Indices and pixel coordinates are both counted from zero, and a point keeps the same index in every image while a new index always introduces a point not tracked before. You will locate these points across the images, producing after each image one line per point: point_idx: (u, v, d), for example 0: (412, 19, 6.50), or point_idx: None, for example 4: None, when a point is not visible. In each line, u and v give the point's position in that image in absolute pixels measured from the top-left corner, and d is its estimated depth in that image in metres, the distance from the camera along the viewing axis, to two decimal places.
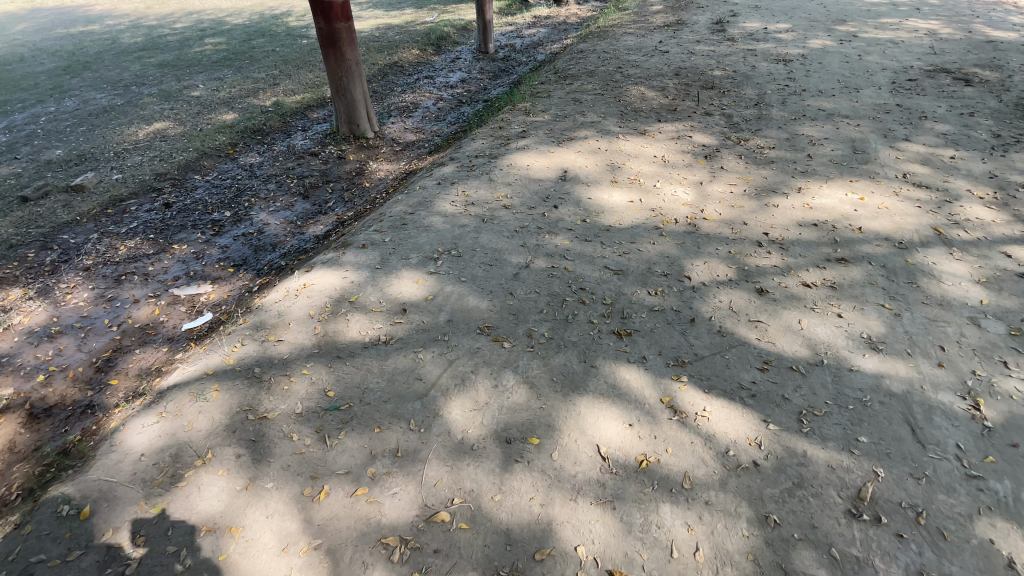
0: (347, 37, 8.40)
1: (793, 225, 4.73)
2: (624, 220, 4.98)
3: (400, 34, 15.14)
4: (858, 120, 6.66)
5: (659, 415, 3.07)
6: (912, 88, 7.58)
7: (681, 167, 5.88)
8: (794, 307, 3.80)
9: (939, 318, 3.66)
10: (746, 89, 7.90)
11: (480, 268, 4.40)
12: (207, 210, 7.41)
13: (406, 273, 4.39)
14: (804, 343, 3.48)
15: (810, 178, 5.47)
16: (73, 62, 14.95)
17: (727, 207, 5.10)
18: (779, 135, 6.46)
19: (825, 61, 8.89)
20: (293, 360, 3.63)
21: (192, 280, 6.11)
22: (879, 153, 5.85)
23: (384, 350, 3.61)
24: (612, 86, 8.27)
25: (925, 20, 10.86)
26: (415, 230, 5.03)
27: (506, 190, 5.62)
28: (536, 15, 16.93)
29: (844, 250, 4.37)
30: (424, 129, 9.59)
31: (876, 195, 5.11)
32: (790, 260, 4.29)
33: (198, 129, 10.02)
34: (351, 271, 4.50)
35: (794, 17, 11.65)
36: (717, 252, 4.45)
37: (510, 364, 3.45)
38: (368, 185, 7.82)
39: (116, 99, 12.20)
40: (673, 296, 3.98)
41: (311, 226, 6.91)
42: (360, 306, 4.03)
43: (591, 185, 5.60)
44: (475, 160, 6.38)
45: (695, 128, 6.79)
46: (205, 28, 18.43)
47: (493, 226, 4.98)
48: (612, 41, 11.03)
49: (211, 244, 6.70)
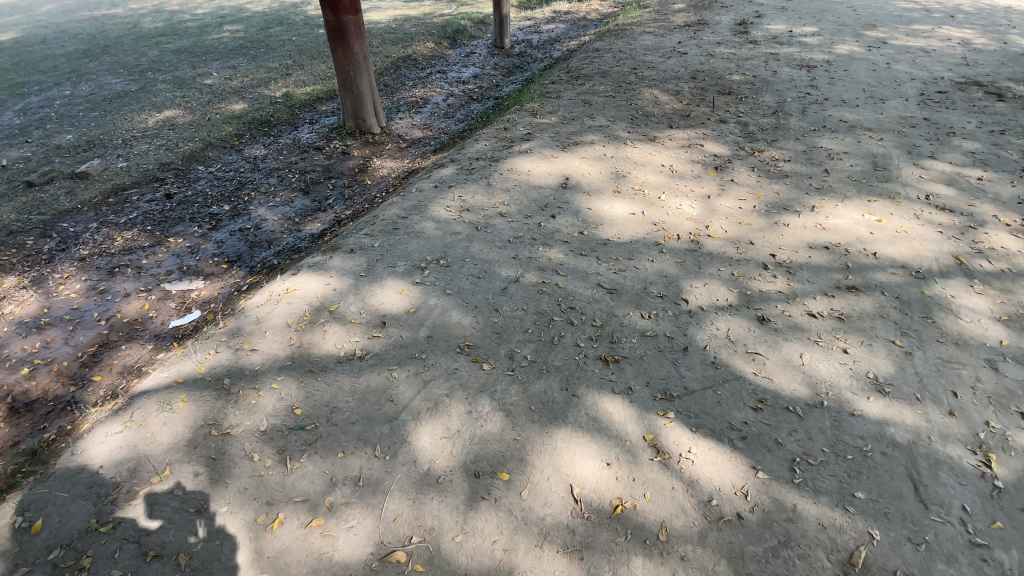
0: (355, 30, 8.21)
1: (802, 247, 4.46)
2: (623, 235, 4.77)
3: (416, 26, 14.96)
4: (881, 133, 6.31)
5: (640, 454, 2.87)
6: (941, 101, 7.18)
7: (689, 178, 5.61)
8: (797, 340, 3.54)
9: (954, 359, 3.39)
10: (764, 95, 7.56)
11: (467, 280, 4.21)
12: (207, 202, 7.35)
13: (390, 282, 4.23)
14: (804, 381, 3.24)
15: (825, 195, 5.17)
16: (93, 46, 15.05)
17: (734, 223, 4.84)
18: (796, 146, 6.15)
19: (851, 68, 8.48)
20: (265, 372, 3.50)
21: (184, 276, 6.04)
22: (901, 171, 5.52)
23: (358, 366, 3.46)
24: (625, 88, 7.99)
25: (960, 28, 10.34)
26: (406, 236, 4.87)
27: (504, 196, 5.42)
28: (555, 9, 16.58)
29: (855, 277, 4.09)
30: (432, 126, 9.42)
31: (895, 217, 4.80)
32: (796, 286, 4.03)
33: (207, 119, 9.98)
34: (335, 277, 4.36)
35: (822, 20, 11.19)
36: (718, 274, 4.21)
37: (487, 388, 3.25)
38: (370, 183, 7.69)
39: (131, 84, 12.24)
40: (668, 320, 3.75)
41: (309, 223, 6.81)
42: (340, 316, 3.89)
43: (593, 194, 5.38)
44: (476, 162, 6.19)
45: (707, 136, 6.50)
46: (225, 15, 18.45)
47: (486, 235, 4.80)
48: (630, 40, 10.71)
49: (207, 239, 6.63)
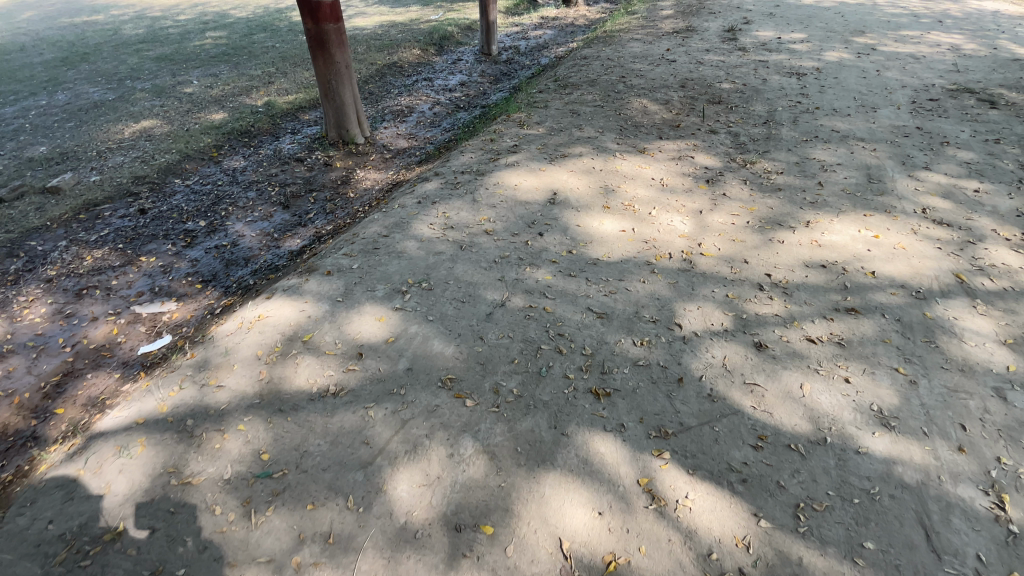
0: (336, 38, 7.98)
1: (798, 265, 4.30)
2: (613, 253, 4.58)
3: (402, 32, 14.75)
4: (874, 144, 6.20)
5: (634, 501, 2.66)
6: (933, 109, 7.09)
7: (680, 192, 5.45)
8: (796, 368, 3.37)
9: (960, 388, 3.24)
10: (755, 104, 7.44)
11: (450, 305, 3.99)
12: (183, 218, 7.07)
13: (369, 308, 4.00)
14: (805, 415, 3.07)
15: (819, 210, 5.03)
16: (71, 53, 14.68)
17: (727, 241, 4.68)
18: (788, 158, 6.01)
19: (841, 76, 8.40)
20: (231, 412, 3.28)
21: (156, 297, 5.77)
22: (895, 184, 5.39)
23: (331, 404, 3.23)
24: (614, 97, 7.84)
25: (948, 34, 10.32)
26: (387, 256, 4.64)
27: (490, 213, 5.22)
28: (542, 15, 16.46)
29: (854, 297, 3.94)
30: (417, 136, 9.21)
31: (892, 233, 4.66)
32: (794, 308, 3.87)
33: (185, 129, 9.68)
34: (310, 303, 4.13)
35: (810, 26, 11.14)
36: (713, 296, 4.03)
37: (470, 428, 3.04)
38: (353, 195, 7.46)
39: (108, 93, 11.91)
40: (661, 348, 3.56)
41: (288, 239, 6.56)
42: (314, 347, 3.66)
43: (581, 210, 5.20)
44: (461, 176, 5.98)
45: (698, 147, 6.36)
46: (207, 21, 18.12)
47: (471, 255, 4.59)
48: (618, 47, 10.57)
49: (181, 257, 6.36)
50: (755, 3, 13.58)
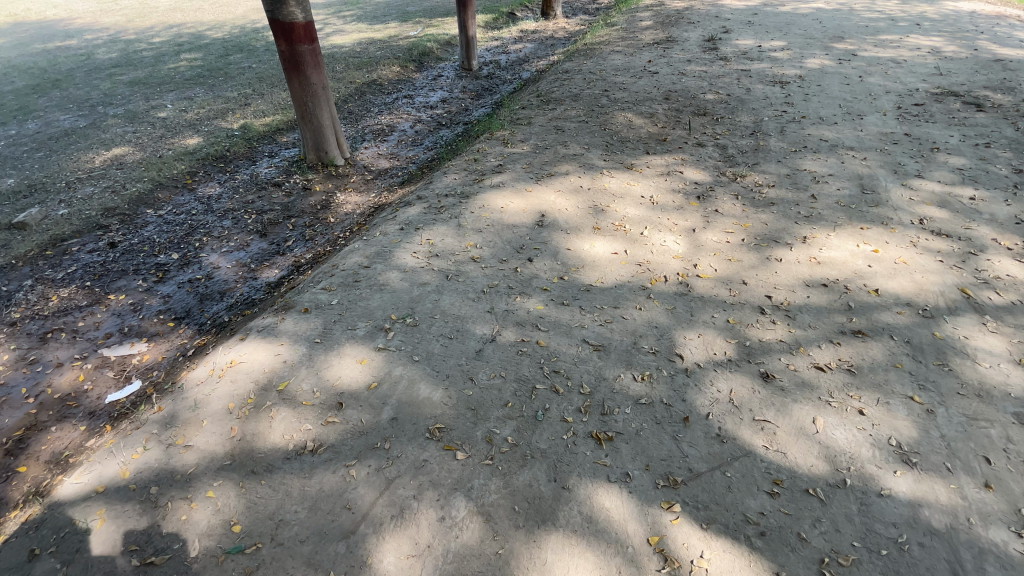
0: (311, 59, 7.75)
1: (799, 285, 4.14)
2: (607, 278, 4.38)
3: (381, 49, 14.57)
4: (864, 152, 6.11)
5: (644, 564, 2.44)
6: (920, 114, 7.05)
7: (671, 210, 5.28)
8: (807, 401, 3.18)
9: (979, 416, 3.07)
10: (741, 115, 7.35)
11: (437, 342, 3.74)
12: (154, 250, 6.75)
13: (350, 349, 3.74)
14: (821, 454, 2.87)
15: (815, 224, 4.89)
16: (42, 80, 14.28)
17: (723, 260, 4.51)
18: (779, 170, 5.89)
19: (824, 83, 8.36)
20: (200, 477, 3.00)
21: (126, 338, 5.44)
22: (890, 194, 5.28)
23: (310, 464, 2.98)
24: (598, 111, 7.70)
25: (927, 36, 10.38)
26: (368, 289, 4.38)
27: (476, 238, 5.00)
28: (522, 29, 16.41)
29: (859, 319, 3.78)
30: (399, 155, 9.00)
31: (891, 246, 4.53)
32: (798, 333, 3.69)
33: (158, 156, 9.35)
34: (286, 347, 3.85)
35: (790, 33, 11.18)
36: (713, 322, 3.84)
37: (462, 485, 2.79)
38: (333, 220, 7.20)
39: (79, 120, 11.54)
40: (663, 383, 3.35)
41: (266, 270, 6.29)
42: (290, 397, 3.39)
43: (571, 232, 5.01)
44: (445, 200, 5.76)
45: (686, 162, 6.21)
46: (183, 43, 17.80)
47: (457, 285, 4.36)
48: (599, 59, 10.50)
49: (152, 293, 6.04)
50: (733, 11, 13.66)
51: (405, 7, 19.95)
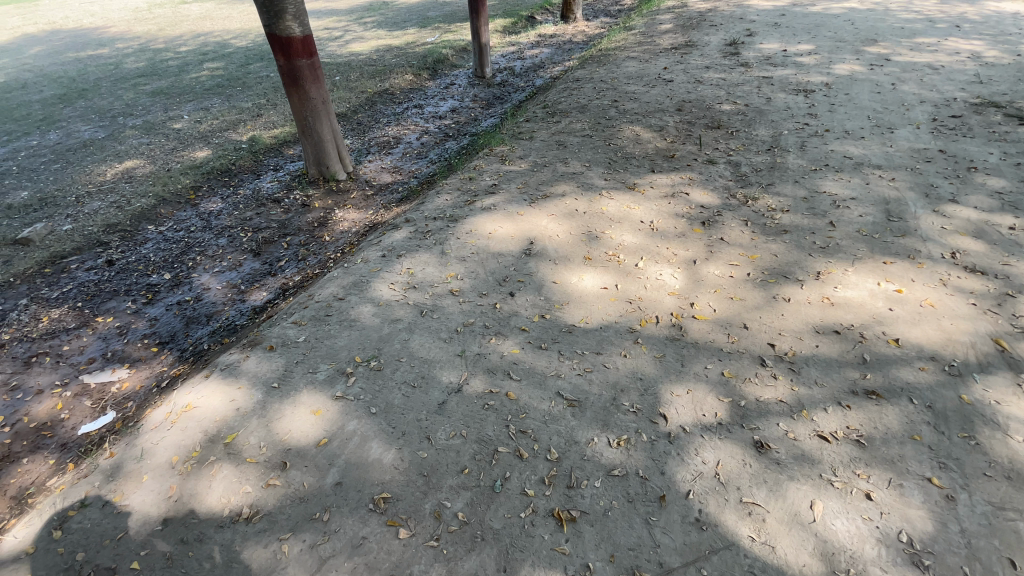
0: (310, 73, 7.59)
1: (807, 331, 3.69)
2: (593, 317, 4.02)
3: (396, 57, 14.45)
4: (892, 172, 5.55)
5: None
6: (957, 128, 6.42)
7: (671, 237, 4.86)
8: (805, 479, 2.77)
9: (1008, 506, 2.61)
10: (758, 128, 6.83)
11: (399, 391, 3.44)
12: (148, 270, 6.71)
13: (306, 397, 3.49)
14: (816, 550, 2.48)
15: (831, 257, 4.40)
16: (71, 90, 14.68)
17: (723, 299, 4.08)
18: (795, 192, 5.39)
19: (852, 92, 7.74)
20: (130, 543, 2.79)
21: (107, 364, 5.37)
22: (919, 221, 4.74)
23: (242, 537, 2.74)
24: (604, 124, 7.32)
25: (969, 39, 9.59)
26: (338, 326, 4.13)
27: (458, 268, 4.70)
28: (540, 33, 16.04)
29: (874, 375, 3.32)
30: (402, 169, 8.80)
31: (917, 285, 4.02)
32: (801, 392, 3.26)
33: (166, 170, 9.39)
34: (242, 392, 3.64)
35: (818, 36, 10.52)
36: (705, 374, 3.43)
37: (400, 571, 2.50)
38: (328, 239, 7.02)
39: (99, 131, 11.76)
40: (641, 450, 2.97)
41: (254, 292, 6.15)
42: (236, 451, 3.18)
43: (559, 262, 4.66)
44: (432, 223, 5.48)
45: (693, 181, 5.77)
46: (207, 52, 18.12)
47: (430, 322, 4.06)
48: (612, 67, 10.07)
49: (139, 315, 5.99)
50: (758, 12, 12.99)
51: (426, 12, 19.87)
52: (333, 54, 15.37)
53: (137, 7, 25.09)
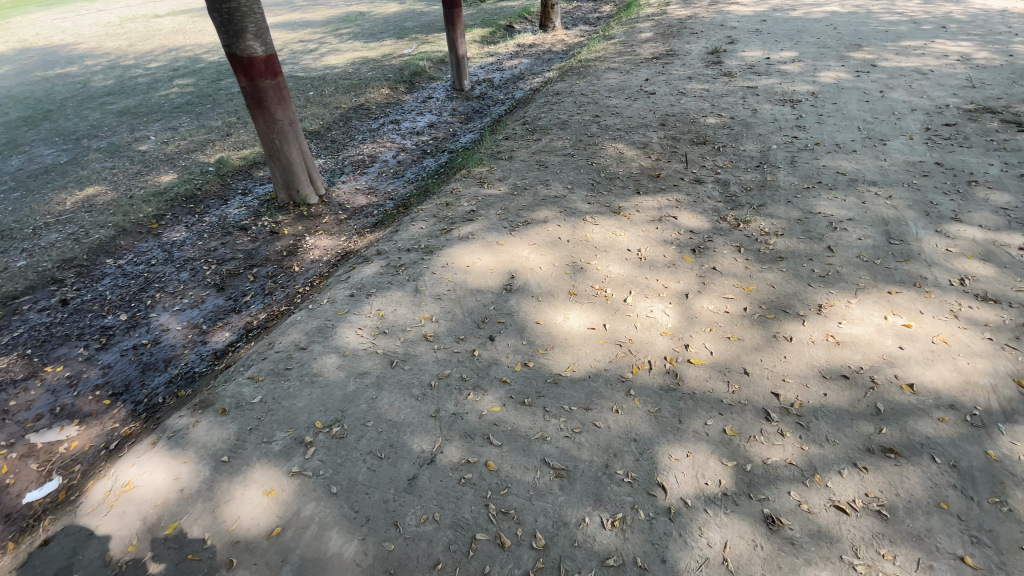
0: (276, 95, 7.17)
1: (813, 377, 3.38)
2: (580, 364, 3.66)
3: (372, 70, 14.06)
4: (888, 188, 5.30)
5: None
6: (951, 138, 6.21)
7: (661, 267, 4.54)
8: (824, 564, 2.45)
9: None
10: (746, 142, 6.58)
11: (364, 465, 3.06)
12: (104, 310, 6.23)
13: (259, 474, 3.10)
14: None
15: (832, 287, 4.11)
16: (34, 111, 14.06)
17: (720, 339, 3.76)
18: (789, 213, 5.11)
19: (840, 101, 7.53)
20: None
21: (55, 421, 4.86)
22: (922, 243, 4.48)
23: None
24: (586, 141, 7.01)
25: (953, 42, 9.47)
26: (299, 383, 3.72)
27: (433, 308, 4.32)
28: (520, 43, 15.77)
29: (890, 430, 3.02)
30: (378, 190, 8.41)
31: (927, 318, 3.74)
32: (812, 452, 2.94)
33: (129, 196, 8.88)
34: (189, 467, 3.23)
35: (801, 42, 10.36)
36: (705, 433, 3.09)
37: None
38: (297, 270, 6.61)
39: (61, 155, 11.19)
40: (639, 532, 2.62)
41: (217, 332, 5.71)
42: (178, 547, 2.79)
43: (542, 299, 4.31)
44: (406, 256, 5.10)
45: (681, 204, 5.46)
46: (179, 68, 17.56)
47: (401, 375, 3.66)
48: (593, 78, 9.80)
49: (92, 362, 5.50)
50: (739, 18, 12.84)
51: (403, 23, 19.53)
52: (308, 68, 14.93)
53: (108, 21, 24.40)
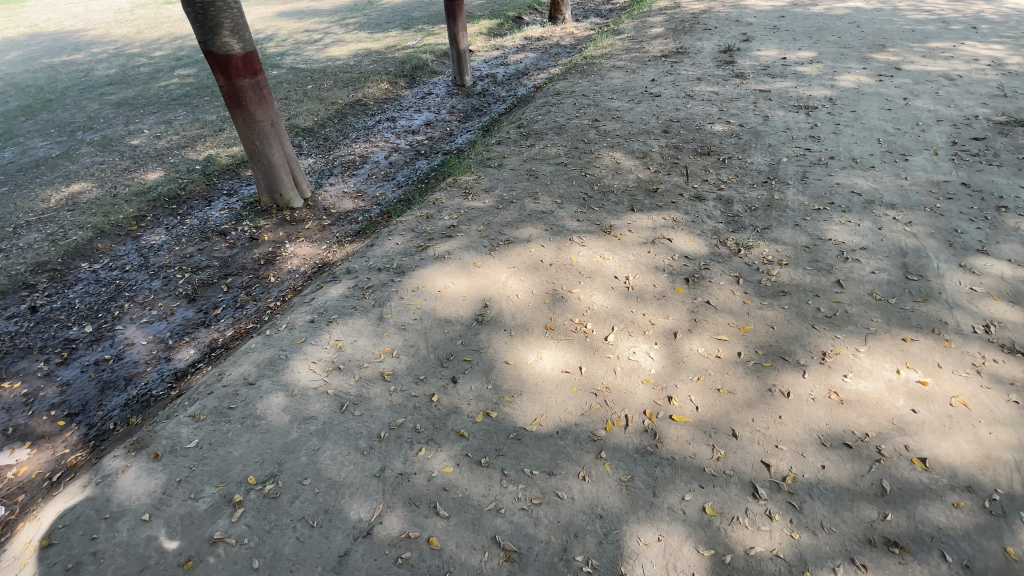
0: (255, 94, 6.81)
1: (810, 444, 2.96)
2: (548, 417, 3.27)
3: (373, 63, 13.62)
4: (908, 212, 4.80)
5: None
6: (980, 154, 5.67)
7: (649, 300, 4.11)
8: None
9: None
10: (754, 154, 6.08)
11: (294, 535, 2.73)
12: (71, 320, 5.97)
13: (178, 539, 2.79)
14: None
15: (839, 330, 3.66)
16: (35, 100, 13.89)
17: (708, 391, 3.34)
18: (796, 238, 4.64)
19: (859, 108, 6.97)
20: None
21: (6, 444, 4.58)
22: (943, 281, 4.00)
23: None
24: (581, 149, 6.56)
25: (986, 44, 8.79)
26: (239, 426, 3.38)
27: (396, 340, 3.95)
28: (527, 35, 15.20)
29: (895, 517, 2.60)
30: (365, 193, 8.04)
31: (945, 373, 3.28)
32: (803, 542, 2.54)
33: (113, 195, 8.61)
34: (107, 524, 2.92)
35: (821, 41, 9.71)
36: (681, 510, 2.70)
37: None
38: (272, 281, 6.30)
39: (54, 148, 10.97)
40: None
41: (182, 349, 5.42)
42: None
43: (515, 333, 3.91)
44: (376, 276, 4.73)
45: (678, 224, 5.01)
46: (183, 57, 17.28)
47: (349, 423, 3.31)
48: (596, 77, 9.29)
49: (50, 379, 5.22)
50: (756, 13, 12.17)
51: (410, 13, 19.00)
52: (309, 60, 14.52)
53: (120, 7, 24.23)
